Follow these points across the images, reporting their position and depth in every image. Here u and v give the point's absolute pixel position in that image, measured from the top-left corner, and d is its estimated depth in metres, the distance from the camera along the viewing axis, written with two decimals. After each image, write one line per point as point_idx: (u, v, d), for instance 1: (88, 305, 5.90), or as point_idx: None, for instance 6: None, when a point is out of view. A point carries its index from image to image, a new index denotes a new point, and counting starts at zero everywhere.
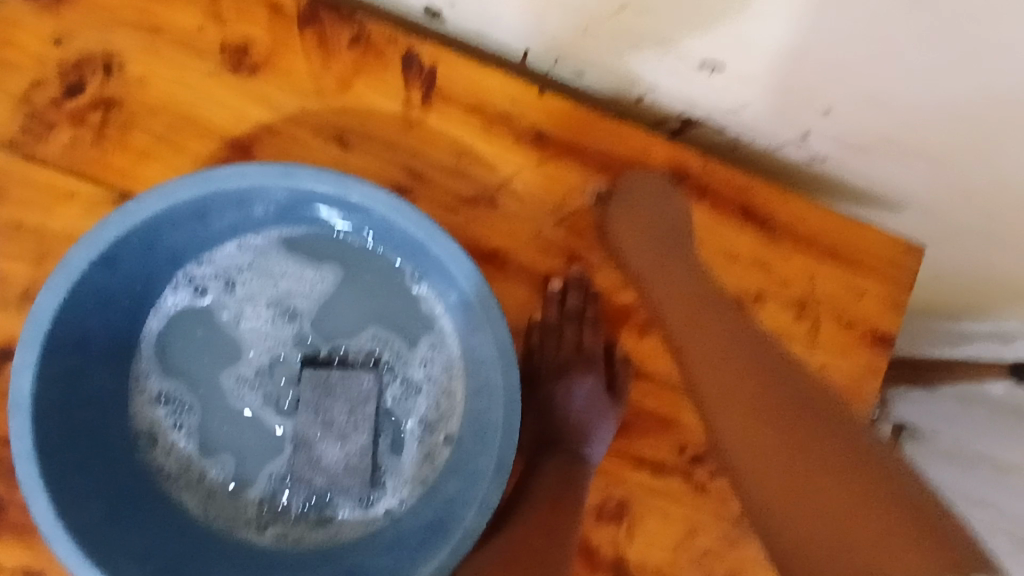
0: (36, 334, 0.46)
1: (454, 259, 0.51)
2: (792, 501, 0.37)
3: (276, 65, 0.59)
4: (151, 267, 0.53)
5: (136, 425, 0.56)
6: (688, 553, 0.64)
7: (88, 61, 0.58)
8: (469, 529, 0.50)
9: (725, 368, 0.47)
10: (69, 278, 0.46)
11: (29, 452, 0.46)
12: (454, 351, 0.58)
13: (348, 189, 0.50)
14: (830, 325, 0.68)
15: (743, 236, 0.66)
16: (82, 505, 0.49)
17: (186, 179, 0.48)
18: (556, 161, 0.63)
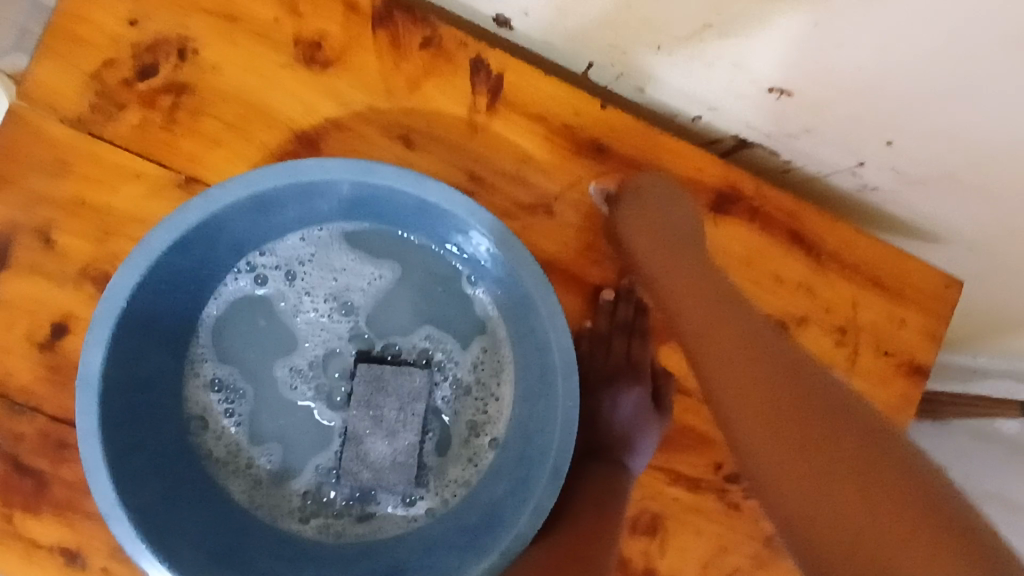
0: (110, 312, 0.46)
1: (521, 264, 0.52)
2: (800, 489, 0.36)
3: (349, 61, 0.60)
4: (218, 256, 0.54)
5: (189, 408, 0.56)
6: (717, 570, 0.65)
7: (162, 44, 0.58)
8: (520, 532, 0.50)
9: (734, 354, 0.46)
10: (147, 259, 0.47)
11: (93, 429, 0.46)
12: (506, 355, 0.59)
13: (425, 188, 0.50)
14: (869, 354, 0.69)
15: (791, 261, 0.67)
16: (137, 484, 0.49)
17: (271, 170, 0.48)
18: (615, 174, 0.64)
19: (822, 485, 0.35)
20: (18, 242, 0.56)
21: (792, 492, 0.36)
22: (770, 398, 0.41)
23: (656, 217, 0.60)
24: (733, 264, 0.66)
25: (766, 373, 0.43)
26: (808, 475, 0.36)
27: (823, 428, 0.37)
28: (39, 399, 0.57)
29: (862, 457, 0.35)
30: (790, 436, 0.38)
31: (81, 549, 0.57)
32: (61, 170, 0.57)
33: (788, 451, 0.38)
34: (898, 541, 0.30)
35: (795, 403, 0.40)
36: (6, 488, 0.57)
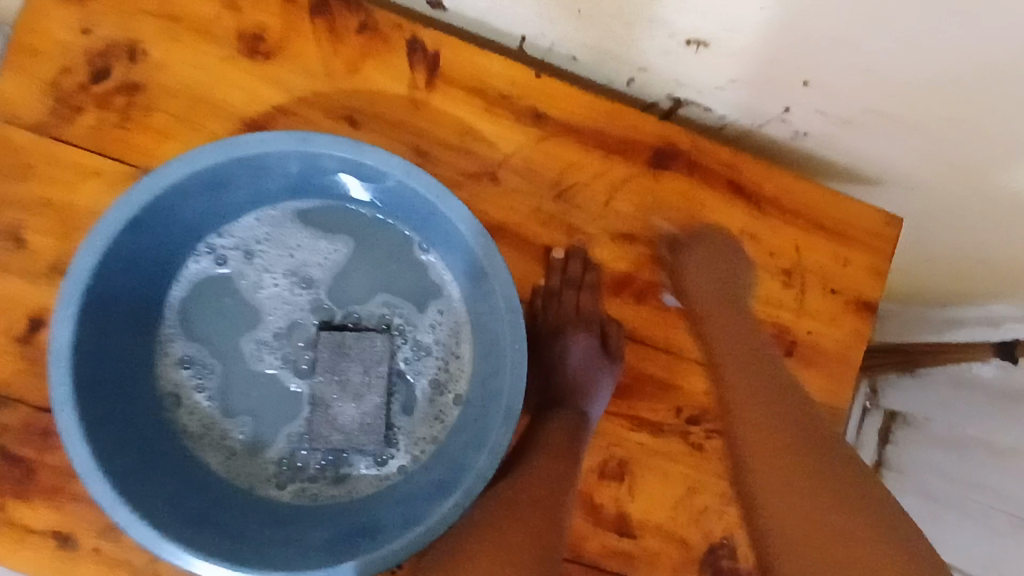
0: (74, 289, 0.49)
1: (461, 218, 0.54)
2: (794, 504, 0.49)
3: (290, 50, 0.63)
4: (177, 236, 0.57)
5: (162, 386, 0.59)
6: (686, 510, 0.69)
7: (112, 49, 0.61)
8: (480, 471, 0.53)
9: (767, 413, 0.57)
10: (104, 238, 0.50)
11: (66, 397, 0.49)
12: (461, 315, 0.62)
13: (362, 153, 0.52)
14: (817, 294, 0.72)
15: (732, 210, 0.70)
16: (112, 452, 0.51)
17: (212, 146, 0.51)
18: (555, 139, 0.67)
19: (804, 495, 0.49)
20: None
21: (783, 497, 0.49)
22: (781, 448, 0.54)
23: (703, 266, 0.67)
24: (677, 217, 0.69)
25: (778, 413, 0.57)
26: (809, 497, 0.48)
27: (811, 479, 0.50)
28: (23, 392, 0.61)
29: (807, 478, 0.50)
30: (791, 443, 0.53)
31: (69, 531, 0.61)
32: (24, 174, 0.60)
33: (790, 454, 0.53)
34: (878, 556, 0.43)
35: (788, 446, 0.53)
36: None
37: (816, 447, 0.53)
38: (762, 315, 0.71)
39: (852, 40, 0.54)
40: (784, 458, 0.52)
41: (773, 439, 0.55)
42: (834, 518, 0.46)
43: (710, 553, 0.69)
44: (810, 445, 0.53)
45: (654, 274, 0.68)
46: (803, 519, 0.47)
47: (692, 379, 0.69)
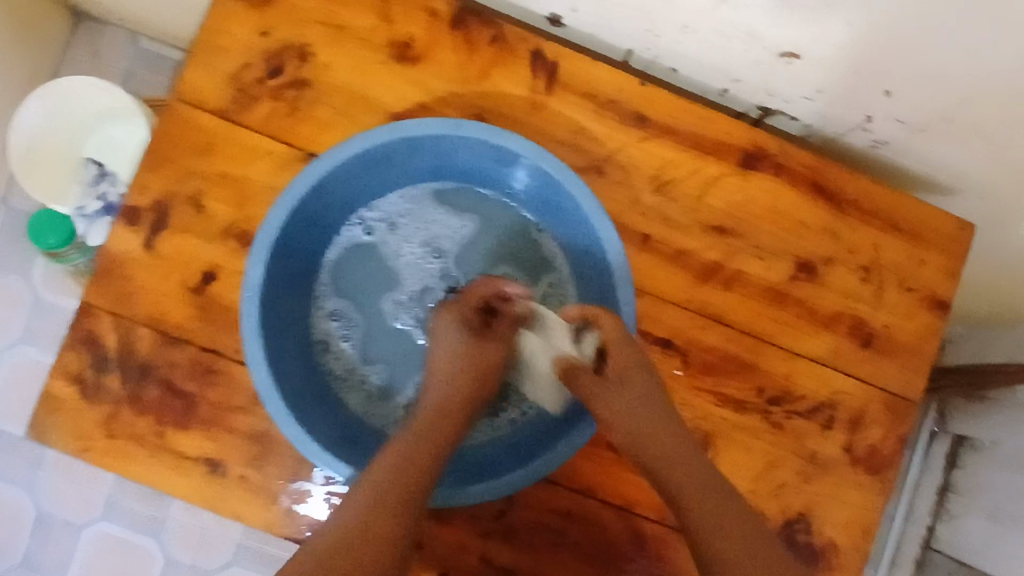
0: (265, 239, 0.59)
1: (583, 198, 0.61)
2: (740, 548, 0.56)
3: (433, 57, 0.74)
4: (338, 205, 0.66)
5: (316, 334, 0.69)
6: (767, 483, 0.74)
7: (285, 50, 0.72)
8: None
9: (688, 468, 0.61)
10: (292, 200, 0.59)
11: (254, 328, 0.58)
12: (570, 289, 0.70)
13: (503, 137, 0.60)
14: (892, 290, 0.77)
15: (815, 208, 0.77)
16: (285, 380, 0.61)
17: (381, 128, 0.59)
18: (655, 138, 0.75)
19: (768, 561, 0.56)
20: (175, 208, 0.71)
21: (736, 552, 0.56)
22: (714, 497, 0.59)
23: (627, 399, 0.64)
24: (765, 213, 0.76)
25: (697, 474, 0.61)
26: (758, 545, 0.56)
27: (740, 529, 0.57)
28: (192, 334, 0.70)
29: (750, 543, 0.56)
30: (731, 527, 0.57)
31: (217, 459, 0.70)
32: (207, 150, 0.71)
33: (731, 538, 0.56)
34: None
35: (716, 501, 0.59)
36: (164, 407, 0.70)
37: (744, 531, 0.57)
38: (841, 307, 0.76)
39: (924, 48, 0.61)
40: (735, 518, 0.58)
41: (709, 487, 0.60)
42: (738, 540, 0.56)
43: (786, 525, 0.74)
44: (735, 509, 0.59)
45: (741, 264, 0.75)
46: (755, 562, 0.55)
47: (774, 361, 0.75)
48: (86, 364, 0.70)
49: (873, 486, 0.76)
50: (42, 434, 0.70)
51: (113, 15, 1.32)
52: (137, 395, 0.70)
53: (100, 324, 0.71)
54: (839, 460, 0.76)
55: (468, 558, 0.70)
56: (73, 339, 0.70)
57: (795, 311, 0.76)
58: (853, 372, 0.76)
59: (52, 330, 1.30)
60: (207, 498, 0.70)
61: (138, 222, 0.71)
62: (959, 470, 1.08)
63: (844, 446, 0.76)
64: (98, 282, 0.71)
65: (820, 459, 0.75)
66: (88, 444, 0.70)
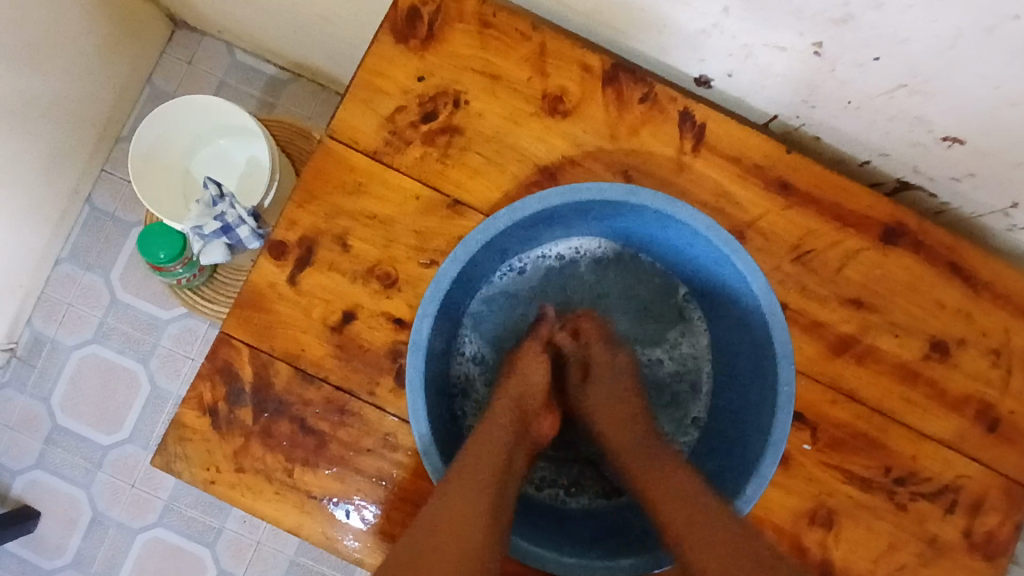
0: (436, 293, 0.59)
1: (750, 271, 0.61)
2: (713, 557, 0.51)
3: (583, 111, 0.74)
4: (495, 260, 0.68)
5: (455, 380, 0.71)
6: (886, 565, 0.73)
7: (440, 95, 0.73)
8: (748, 498, 0.59)
9: (677, 490, 0.57)
10: (465, 255, 0.60)
11: (417, 382, 0.58)
12: (705, 352, 0.73)
13: (675, 208, 0.61)
14: (1022, 376, 0.77)
15: (950, 288, 0.76)
16: (441, 433, 0.62)
17: (560, 191, 0.60)
18: (798, 208, 0.75)
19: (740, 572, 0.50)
20: (321, 244, 0.72)
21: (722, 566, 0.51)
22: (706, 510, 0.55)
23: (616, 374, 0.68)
24: (900, 290, 0.75)
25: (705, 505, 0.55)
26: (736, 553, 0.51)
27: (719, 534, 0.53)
28: (327, 372, 0.70)
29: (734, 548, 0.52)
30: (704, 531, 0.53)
31: (341, 499, 0.70)
32: (357, 189, 0.72)
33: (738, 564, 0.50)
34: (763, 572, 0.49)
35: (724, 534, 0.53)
36: (294, 444, 0.70)
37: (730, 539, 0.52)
38: (969, 390, 0.76)
39: None
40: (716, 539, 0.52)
41: (665, 492, 0.58)
42: (721, 522, 0.54)
43: None
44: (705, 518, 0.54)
45: (876, 339, 0.75)
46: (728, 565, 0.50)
47: (901, 440, 0.74)
48: (221, 395, 0.71)
49: (990, 573, 0.75)
50: (171, 461, 0.71)
51: (242, 39, 1.30)
52: (268, 430, 0.70)
53: (238, 355, 0.71)
54: (958, 545, 0.75)
55: None
56: (210, 369, 0.71)
57: (925, 391, 0.75)
58: (977, 456, 0.76)
59: (126, 329, 1.29)
60: (330, 538, 0.70)
61: (284, 257, 0.72)
62: None
63: (964, 531, 0.75)
64: (239, 313, 0.71)
65: (940, 543, 0.74)
66: (215, 475, 0.70)
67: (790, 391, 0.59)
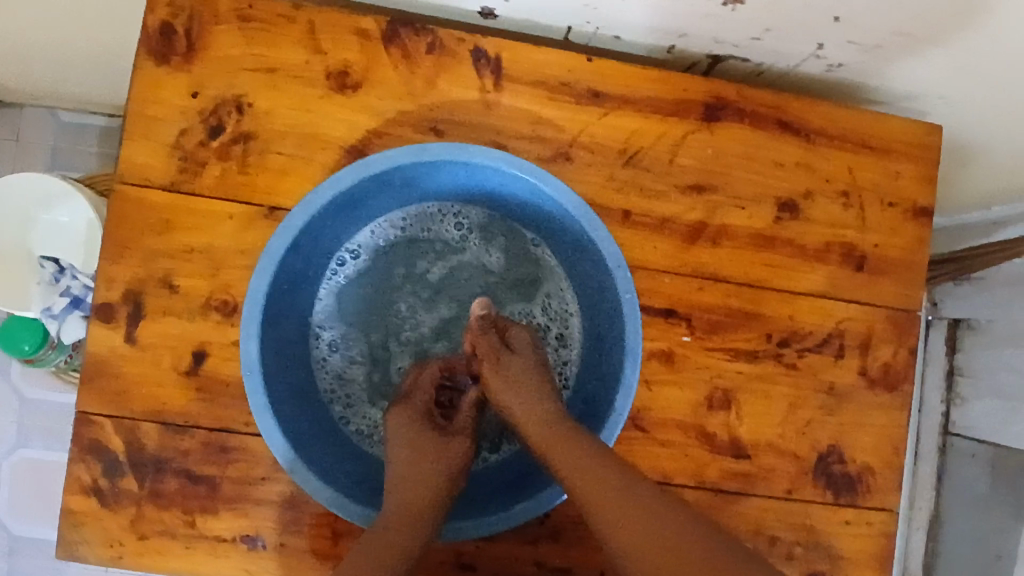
0: (255, 311, 0.57)
1: (562, 194, 0.61)
2: (637, 533, 0.53)
3: (373, 78, 0.71)
4: (315, 257, 0.65)
5: (324, 382, 0.69)
6: (792, 425, 0.75)
7: (221, 106, 0.70)
8: (619, 411, 0.60)
9: (587, 466, 0.58)
10: (273, 264, 0.57)
11: (264, 405, 0.56)
12: (566, 287, 0.71)
13: (471, 151, 0.59)
14: (875, 208, 0.77)
15: (784, 146, 0.76)
16: (307, 447, 0.60)
17: (349, 171, 0.58)
18: (615, 112, 0.74)
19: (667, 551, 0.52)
20: (147, 292, 0.69)
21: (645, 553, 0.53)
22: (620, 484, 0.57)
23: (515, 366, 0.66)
24: (734, 162, 0.75)
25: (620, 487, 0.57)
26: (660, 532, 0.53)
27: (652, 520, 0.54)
28: (197, 417, 0.69)
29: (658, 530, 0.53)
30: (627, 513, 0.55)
31: (251, 533, 0.69)
32: (166, 227, 0.69)
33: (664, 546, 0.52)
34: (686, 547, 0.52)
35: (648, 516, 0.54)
36: (187, 496, 0.69)
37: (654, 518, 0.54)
38: (828, 238, 0.76)
39: None
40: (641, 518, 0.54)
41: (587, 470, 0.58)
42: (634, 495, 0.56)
43: (819, 460, 0.75)
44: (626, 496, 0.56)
45: (724, 218, 0.75)
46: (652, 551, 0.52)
47: (774, 305, 0.75)
48: (98, 472, 0.69)
49: (895, 403, 0.77)
50: (72, 551, 0.69)
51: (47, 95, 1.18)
52: (156, 491, 0.69)
53: (102, 429, 0.69)
54: (857, 386, 0.76)
55: (524, 566, 0.72)
56: (78, 451, 0.69)
57: (785, 252, 0.76)
58: (854, 298, 0.77)
59: (43, 425, 1.15)
60: (251, 574, 0.69)
61: (114, 318, 0.69)
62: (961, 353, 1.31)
63: (859, 371, 0.76)
64: (89, 388, 0.69)
65: (839, 389, 0.76)
66: (121, 550, 0.69)
67: (632, 297, 0.61)
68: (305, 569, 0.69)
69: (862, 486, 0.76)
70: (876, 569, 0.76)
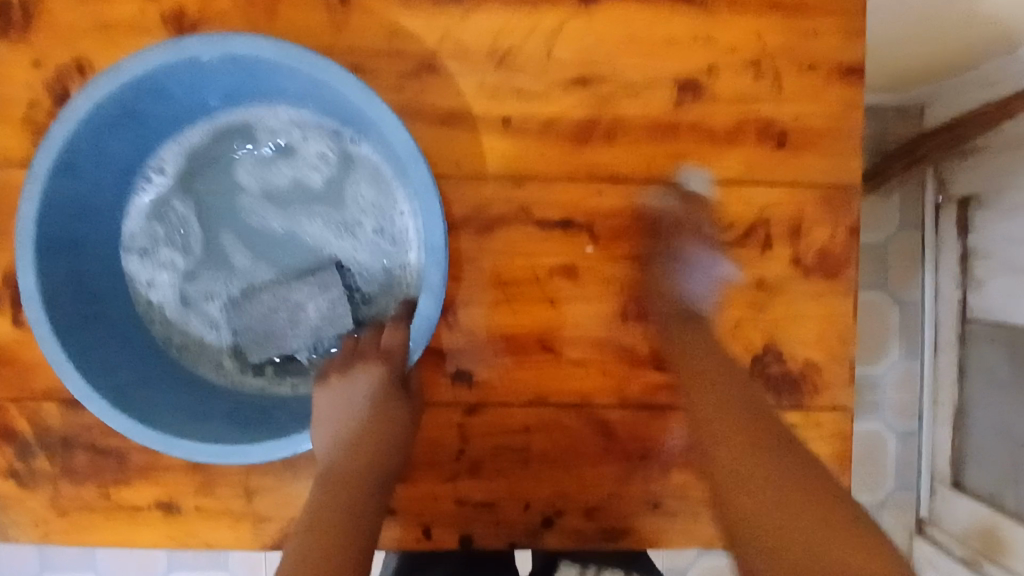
0: (27, 237, 0.54)
1: (341, 80, 0.54)
2: (763, 469, 0.55)
3: (211, 15, 0.66)
4: (113, 183, 0.62)
5: (145, 307, 0.66)
6: (719, 327, 0.69)
7: (64, 72, 0.67)
8: (426, 313, 0.55)
9: (733, 409, 0.61)
10: (40, 187, 0.54)
11: (49, 334, 0.54)
12: (388, 177, 0.64)
13: (230, 43, 0.54)
14: (791, 74, 0.68)
15: (676, 19, 0.67)
16: (109, 374, 0.58)
17: (100, 78, 0.53)
18: (478, 10, 0.66)
19: (800, 493, 0.53)
20: None
21: (751, 501, 0.53)
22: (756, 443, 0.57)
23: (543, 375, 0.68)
24: (621, 45, 0.67)
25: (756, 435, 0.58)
26: (795, 484, 0.53)
27: (794, 471, 0.55)
28: None
29: (767, 454, 0.57)
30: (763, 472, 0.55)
31: (166, 499, 0.69)
32: None
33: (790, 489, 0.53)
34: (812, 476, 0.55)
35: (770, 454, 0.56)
36: (98, 470, 0.68)
37: (766, 450, 0.57)
38: (739, 116, 0.68)
39: None
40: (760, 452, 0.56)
41: (736, 422, 0.60)
42: (760, 452, 0.57)
43: (754, 362, 0.69)
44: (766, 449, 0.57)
45: (617, 110, 0.67)
46: (789, 483, 0.53)
47: (684, 199, 0.68)
48: (11, 456, 0.68)
49: (835, 291, 0.69)
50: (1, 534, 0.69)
51: None
52: (70, 467, 0.68)
53: (8, 414, 0.68)
54: (791, 277, 0.69)
55: (445, 505, 0.68)
56: None
57: (691, 139, 0.68)
58: (776, 179, 0.68)
59: None
60: (175, 539, 0.69)
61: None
62: (975, 233, 1.08)
63: (791, 261, 0.69)
64: None
65: (769, 283, 0.69)
66: (48, 527, 0.69)
67: (430, 190, 0.55)
68: (224, 529, 0.68)
69: (807, 385, 0.69)
70: (834, 471, 0.69)
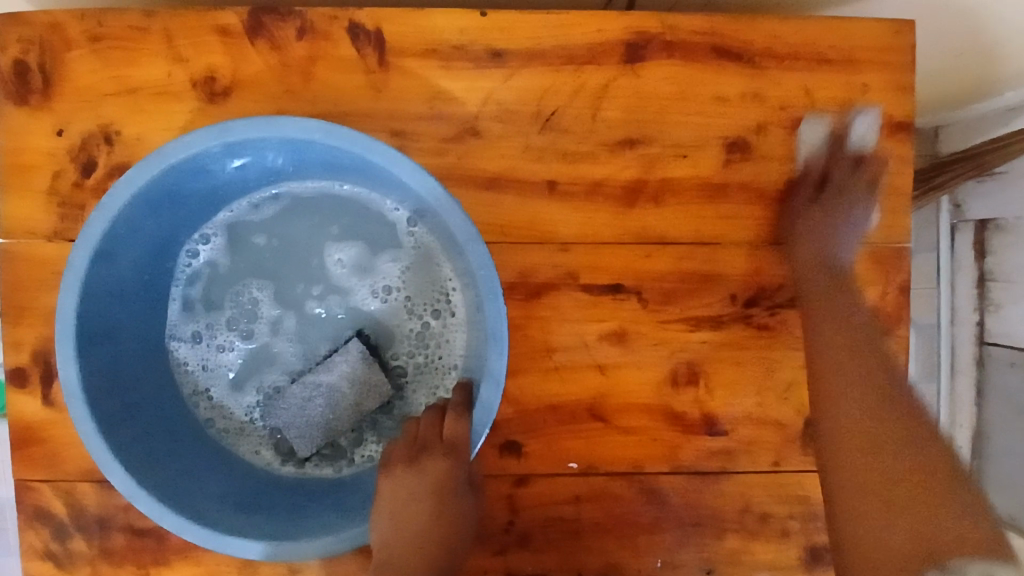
0: (66, 332, 0.51)
1: (396, 163, 0.52)
2: (844, 452, 0.55)
3: (243, 79, 0.64)
4: (148, 260, 0.60)
5: (188, 388, 0.65)
6: (772, 390, 0.67)
7: (89, 139, 0.64)
8: (486, 402, 0.54)
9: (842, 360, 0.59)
10: (78, 278, 0.51)
11: (94, 432, 0.52)
12: (434, 252, 0.64)
13: (280, 125, 0.51)
14: (842, 131, 0.67)
15: (724, 77, 0.66)
16: (154, 468, 0.55)
17: (140, 165, 0.50)
18: (522, 71, 0.64)
19: (886, 500, 0.51)
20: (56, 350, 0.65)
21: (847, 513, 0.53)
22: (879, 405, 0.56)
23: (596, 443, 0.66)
24: (668, 104, 0.65)
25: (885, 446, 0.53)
26: (881, 475, 0.52)
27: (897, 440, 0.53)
28: None
29: (903, 451, 0.52)
30: (872, 429, 0.54)
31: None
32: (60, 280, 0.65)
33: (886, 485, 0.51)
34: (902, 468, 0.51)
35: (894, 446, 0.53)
36: (136, 550, 0.66)
37: (891, 438, 0.53)
38: (790, 175, 0.66)
39: None
40: (892, 428, 0.54)
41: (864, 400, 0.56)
42: (913, 451, 0.52)
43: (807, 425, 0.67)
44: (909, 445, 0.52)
45: (666, 171, 0.66)
46: (855, 474, 0.53)
47: (735, 260, 0.67)
48: (45, 537, 0.66)
49: None
50: None
51: None
52: (106, 549, 0.66)
53: (42, 495, 0.66)
54: None
55: None
56: (22, 519, 0.65)
57: (741, 199, 0.66)
58: None
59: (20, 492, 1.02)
60: None
61: (28, 382, 0.65)
62: (991, 255, 0.97)
63: None
64: (21, 455, 0.65)
65: None
66: None
67: (491, 271, 0.52)
68: None
69: None
70: None
